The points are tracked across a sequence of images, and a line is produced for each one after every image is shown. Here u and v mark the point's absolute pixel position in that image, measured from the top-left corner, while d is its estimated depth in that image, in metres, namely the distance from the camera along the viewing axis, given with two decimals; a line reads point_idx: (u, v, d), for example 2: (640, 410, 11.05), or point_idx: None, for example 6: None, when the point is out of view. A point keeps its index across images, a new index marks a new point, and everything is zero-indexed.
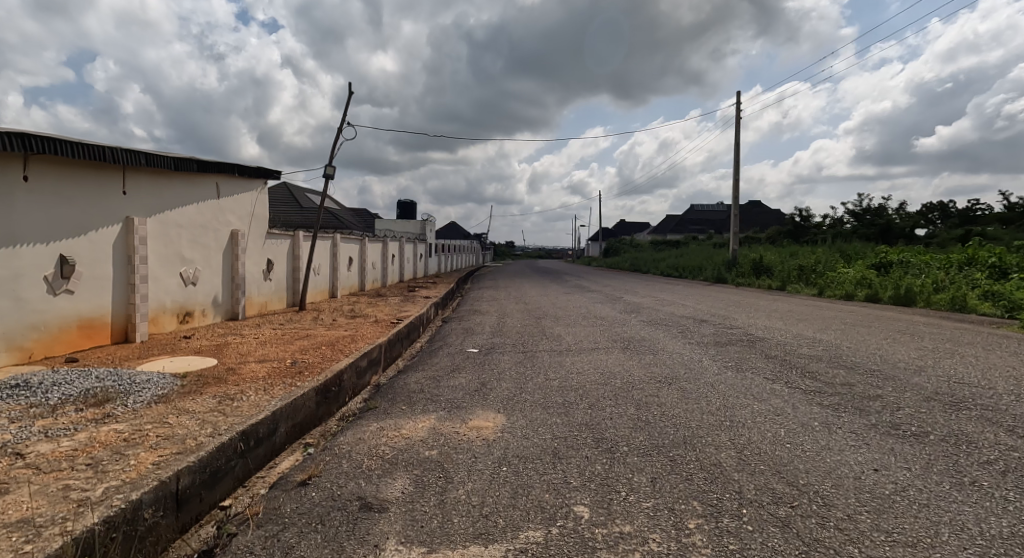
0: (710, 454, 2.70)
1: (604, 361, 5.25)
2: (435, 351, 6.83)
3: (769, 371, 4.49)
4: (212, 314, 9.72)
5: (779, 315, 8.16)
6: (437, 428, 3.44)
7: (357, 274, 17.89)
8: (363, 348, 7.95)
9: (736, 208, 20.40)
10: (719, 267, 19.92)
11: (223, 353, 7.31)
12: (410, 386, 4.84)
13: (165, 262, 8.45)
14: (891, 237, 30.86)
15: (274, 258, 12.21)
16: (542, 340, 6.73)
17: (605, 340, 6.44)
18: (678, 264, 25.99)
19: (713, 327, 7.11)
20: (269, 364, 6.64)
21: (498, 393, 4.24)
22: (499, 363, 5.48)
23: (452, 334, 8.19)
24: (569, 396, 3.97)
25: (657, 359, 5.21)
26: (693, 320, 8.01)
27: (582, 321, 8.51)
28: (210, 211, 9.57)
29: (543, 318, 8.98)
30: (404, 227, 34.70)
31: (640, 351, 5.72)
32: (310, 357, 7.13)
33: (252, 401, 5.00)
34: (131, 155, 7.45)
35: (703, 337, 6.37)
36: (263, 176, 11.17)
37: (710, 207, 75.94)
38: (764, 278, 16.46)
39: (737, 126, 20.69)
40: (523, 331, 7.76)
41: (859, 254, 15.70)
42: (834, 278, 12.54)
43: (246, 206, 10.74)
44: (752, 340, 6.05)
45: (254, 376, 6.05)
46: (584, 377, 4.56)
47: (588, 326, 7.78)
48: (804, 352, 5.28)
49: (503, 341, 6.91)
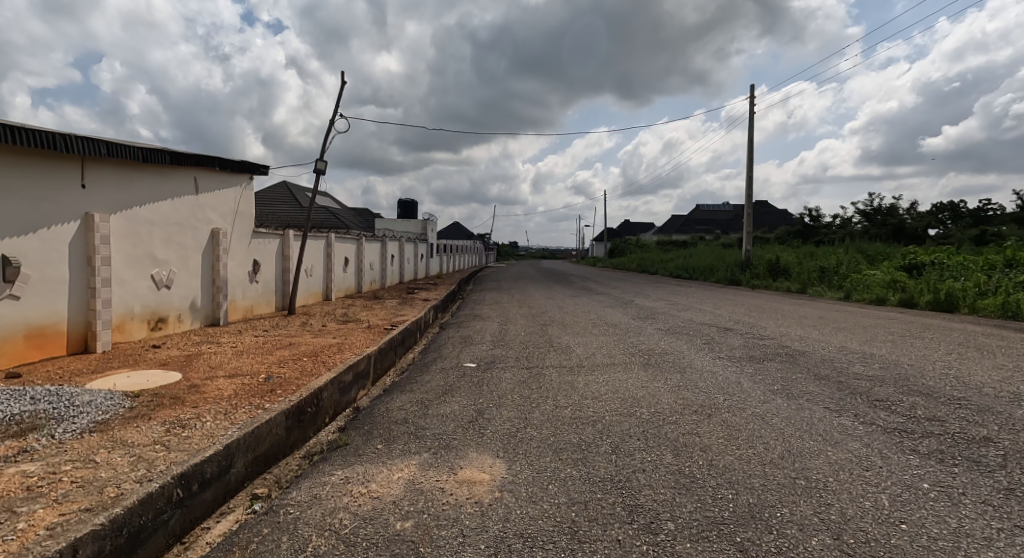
0: (794, 542, 1.90)
1: (623, 381, 4.45)
2: (428, 365, 6.04)
3: (830, 397, 3.68)
4: (190, 320, 8.98)
5: (812, 323, 7.33)
6: (417, 483, 2.65)
7: (353, 275, 17.11)
8: (350, 359, 7.17)
9: (750, 207, 19.56)
10: (732, 267, 19.06)
11: (191, 366, 6.54)
12: (392, 413, 4.05)
13: (134, 264, 7.71)
14: (905, 237, 29.95)
15: (261, 258, 11.45)
16: (549, 353, 5.94)
17: (622, 354, 5.63)
18: (686, 265, 25.17)
19: (742, 338, 6.30)
20: (240, 380, 5.86)
21: (497, 426, 3.45)
22: (500, 382, 4.70)
23: (448, 344, 7.40)
24: (586, 433, 3.17)
25: (686, 379, 4.41)
26: (716, 329, 7.20)
27: (592, 329, 7.71)
28: (186, 208, 8.82)
29: (550, 326, 8.19)
30: (405, 227, 33.97)
31: (663, 367, 4.92)
32: (288, 371, 6.35)
33: (205, 430, 4.22)
34: (91, 146, 6.72)
35: (734, 351, 5.57)
36: (247, 170, 10.42)
37: (716, 207, 74.97)
38: (782, 280, 15.61)
39: (751, 120, 19.82)
40: (528, 341, 6.97)
41: (882, 255, 14.84)
42: (861, 280, 11.69)
43: (229, 203, 9.99)
44: (792, 355, 5.24)
45: (219, 395, 5.27)
46: (602, 404, 3.77)
47: (600, 336, 6.97)
48: (859, 371, 4.47)
49: (505, 354, 6.11)
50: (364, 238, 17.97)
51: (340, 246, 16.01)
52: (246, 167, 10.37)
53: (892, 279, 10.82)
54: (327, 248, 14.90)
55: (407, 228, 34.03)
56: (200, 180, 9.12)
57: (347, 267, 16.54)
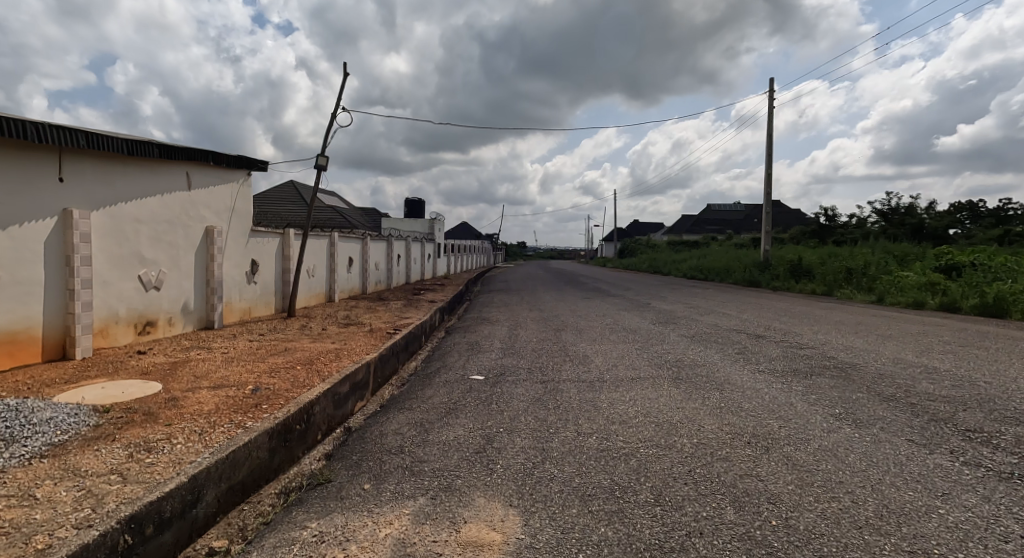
0: None
1: (653, 400, 3.85)
2: (431, 376, 5.47)
3: (909, 426, 3.06)
4: (181, 323, 8.47)
5: (852, 330, 6.69)
6: (409, 547, 2.07)
7: (357, 276, 16.61)
8: (348, 367, 6.61)
9: (768, 206, 18.92)
10: (750, 269, 18.43)
11: (175, 375, 6.00)
12: (386, 438, 3.49)
13: (118, 265, 7.21)
14: (926, 237, 29.05)
15: (260, 258, 10.93)
16: (565, 364, 5.35)
17: (647, 366, 5.04)
18: (701, 266, 24.46)
19: (779, 348, 5.71)
20: (224, 393, 5.30)
21: (509, 462, 2.87)
22: (511, 400, 4.13)
23: (454, 351, 6.82)
24: (619, 474, 2.59)
25: (727, 398, 3.81)
26: (748, 337, 6.58)
27: (610, 335, 7.11)
28: (177, 204, 8.32)
29: (563, 332, 7.60)
30: (412, 226, 33.51)
31: (697, 382, 4.34)
32: (278, 381, 5.80)
33: (173, 456, 3.67)
34: (69, 136, 6.21)
35: (773, 363, 4.98)
36: (244, 165, 9.90)
37: (727, 208, 74.05)
38: (805, 282, 14.97)
39: (771, 115, 19.13)
40: (541, 349, 6.39)
41: (912, 256, 14.14)
42: (893, 283, 11.05)
43: (224, 199, 9.48)
44: (844, 369, 4.62)
45: (198, 410, 4.71)
46: (634, 432, 3.19)
47: (620, 344, 6.37)
48: (929, 389, 3.87)
49: (517, 365, 5.52)
50: (370, 237, 17.45)
51: (344, 245, 15.49)
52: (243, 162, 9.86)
53: (928, 280, 10.17)
54: (330, 248, 14.39)
55: (415, 228, 33.55)
56: (192, 176, 8.62)
57: (351, 268, 16.03)
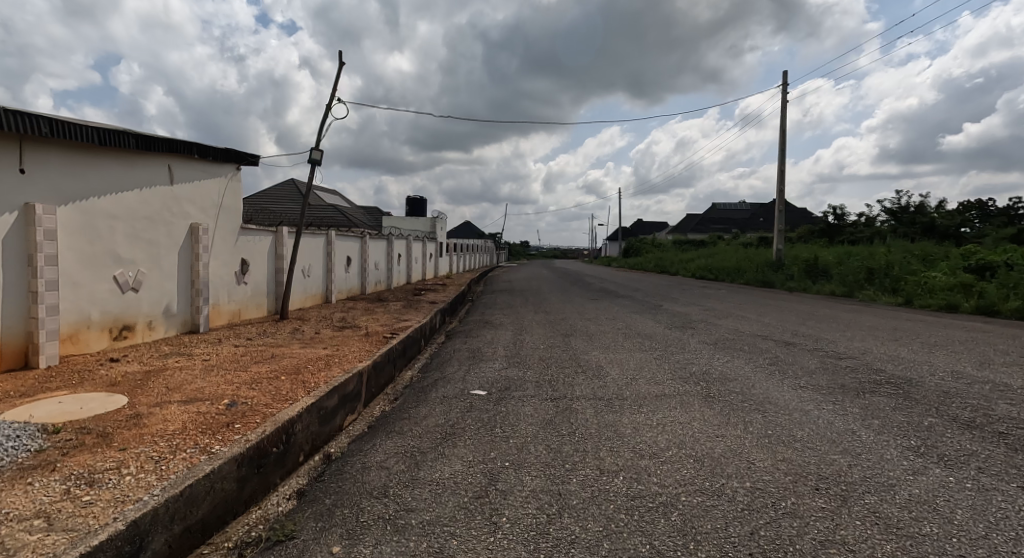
0: None
1: (685, 425, 3.28)
2: (427, 389, 4.91)
3: (1012, 465, 2.48)
4: (163, 327, 7.93)
5: (891, 337, 6.11)
6: None
7: (356, 276, 16.05)
8: (337, 377, 6.04)
9: (781, 204, 18.31)
10: (762, 269, 17.83)
11: (146, 387, 5.44)
12: (371, 473, 2.93)
13: (90, 265, 6.66)
14: (938, 236, 28.32)
15: (250, 257, 10.38)
16: (577, 377, 4.78)
17: (671, 380, 4.47)
18: (709, 265, 23.86)
19: (816, 358, 5.14)
20: (195, 408, 4.72)
21: (517, 515, 2.29)
22: (518, 423, 3.56)
23: (454, 359, 6.25)
24: (658, 538, 2.02)
25: (772, 424, 3.23)
26: (777, 345, 6.00)
27: (624, 342, 6.54)
28: (158, 199, 7.78)
29: (573, 339, 7.04)
30: (414, 225, 32.97)
31: (732, 401, 3.77)
32: (258, 394, 5.23)
33: (119, 492, 3.10)
34: (32, 123, 5.67)
35: (814, 377, 4.41)
36: (232, 159, 9.36)
37: (733, 206, 73.33)
38: (822, 282, 14.39)
39: (783, 110, 18.50)
40: (549, 358, 5.83)
41: (934, 255, 13.56)
42: (921, 284, 10.49)
43: (211, 195, 8.93)
44: (899, 385, 4.04)
45: (161, 431, 4.15)
46: (668, 472, 2.61)
47: (636, 354, 5.80)
48: (1011, 411, 3.30)
49: (522, 377, 4.96)
50: (369, 236, 16.91)
51: (341, 244, 14.92)
52: (231, 155, 9.32)
53: (959, 281, 9.64)
54: (326, 247, 13.84)
55: (417, 227, 33.03)
56: (176, 169, 8.09)
57: (349, 267, 15.48)
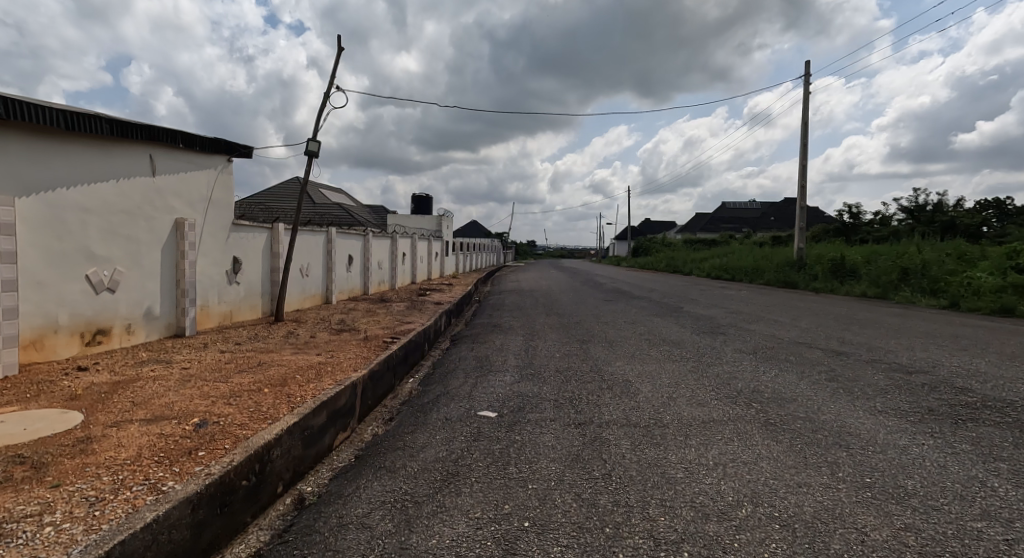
0: None
1: (754, 468, 2.58)
2: (427, 408, 4.23)
3: None
4: (143, 332, 7.28)
5: (957, 347, 5.39)
6: None
7: (358, 275, 15.41)
8: (327, 390, 5.37)
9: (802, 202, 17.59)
10: (783, 270, 17.10)
11: (109, 401, 4.77)
12: (349, 534, 2.25)
13: (57, 264, 6.03)
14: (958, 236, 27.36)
15: (244, 255, 9.74)
16: (604, 394, 4.11)
17: (717, 401, 3.78)
18: (724, 265, 23.09)
19: (880, 374, 4.44)
20: (157, 430, 4.05)
21: None
22: (537, 460, 2.89)
23: (459, 369, 5.57)
24: None
25: (868, 468, 2.52)
26: (828, 356, 5.29)
27: (650, 351, 5.84)
28: (138, 192, 7.15)
29: (592, 346, 6.34)
30: (419, 224, 32.40)
31: (801, 431, 3.08)
32: (235, 410, 4.57)
33: (28, 555, 2.42)
34: None
35: (888, 397, 3.72)
36: (222, 150, 8.74)
37: (743, 206, 72.35)
38: (850, 283, 13.66)
39: (804, 103, 17.77)
40: (568, 369, 5.14)
41: (970, 254, 12.83)
42: (967, 285, 9.78)
43: (198, 188, 8.30)
44: (1003, 410, 3.32)
45: (110, 459, 3.48)
46: (752, 549, 1.91)
47: (666, 365, 5.11)
48: None
49: (538, 394, 4.27)
50: (372, 234, 16.28)
51: (343, 243, 14.28)
52: (221, 145, 8.70)
53: (1011, 282, 8.93)
54: (326, 245, 13.21)
55: (423, 226, 32.46)
56: (159, 160, 7.47)
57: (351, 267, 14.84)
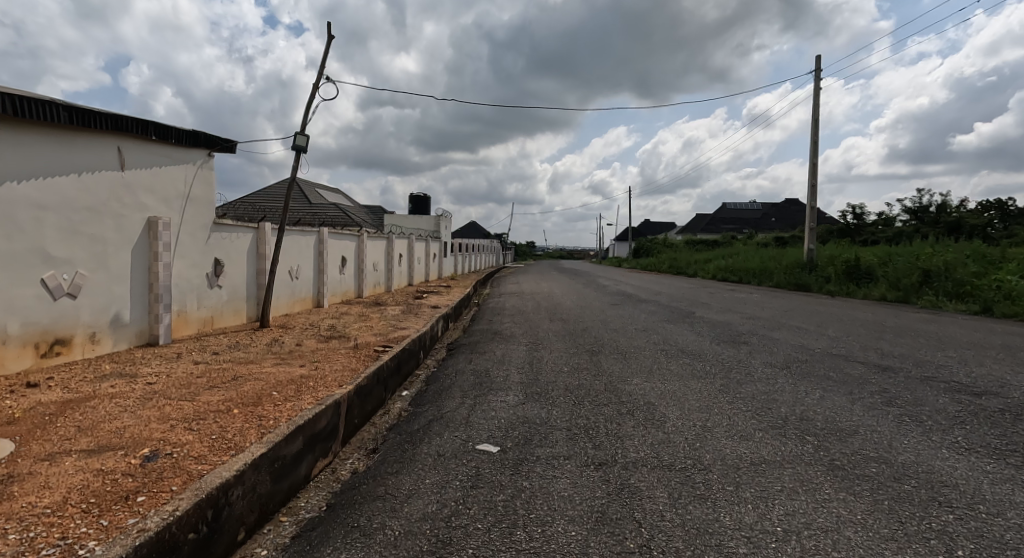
0: None
1: (839, 541, 1.98)
2: (419, 437, 3.62)
3: None
4: (110, 341, 6.66)
5: (1016, 362, 4.80)
6: None
7: (351, 277, 14.78)
8: (307, 409, 4.73)
9: (813, 201, 17.00)
10: (793, 272, 16.52)
11: (50, 425, 4.13)
12: None
13: (7, 267, 5.40)
14: (965, 236, 26.86)
15: (227, 256, 9.12)
16: (626, 422, 3.50)
17: (762, 433, 3.16)
18: (729, 267, 22.50)
19: (944, 396, 3.84)
20: (96, 464, 3.42)
21: None
22: (553, 521, 2.28)
23: (456, 386, 4.96)
24: None
25: (994, 542, 1.93)
26: (872, 373, 4.69)
27: (669, 365, 5.23)
28: (106, 188, 6.54)
29: (603, 358, 5.73)
30: (417, 224, 31.83)
31: (880, 479, 2.48)
32: (195, 437, 3.93)
33: None
34: None
35: (968, 429, 3.13)
36: (201, 143, 8.13)
37: (743, 207, 71.88)
38: (866, 286, 13.10)
39: (815, 100, 17.21)
40: (579, 387, 4.54)
41: (992, 255, 12.28)
42: (999, 289, 9.22)
43: (174, 184, 7.69)
44: None
45: (25, 508, 2.85)
46: None
47: (691, 383, 4.50)
48: None
49: (548, 420, 3.66)
50: (367, 235, 15.68)
51: (336, 243, 13.67)
52: (200, 138, 8.10)
53: None
54: (318, 246, 12.61)
55: (421, 226, 31.86)
56: (130, 152, 6.85)
57: (344, 268, 14.22)
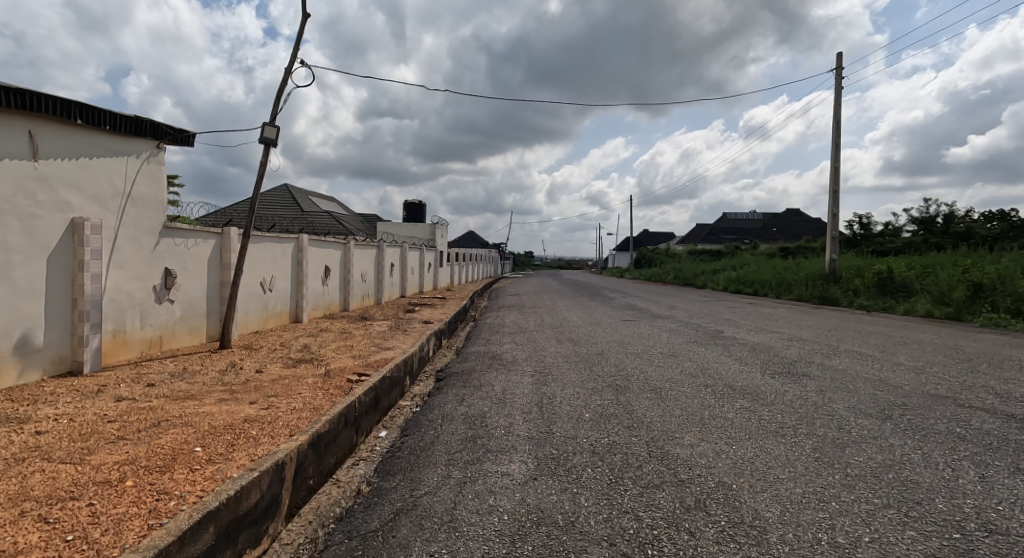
0: None
1: None
2: (378, 551, 2.31)
3: None
4: (12, 371, 5.34)
5: None
6: None
7: (336, 289, 13.47)
8: (233, 477, 3.40)
9: (837, 208, 15.80)
10: (815, 284, 15.30)
11: None
12: None
13: None
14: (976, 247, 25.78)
15: (182, 265, 7.81)
16: (706, 536, 2.20)
17: None
18: (742, 279, 21.22)
19: None
20: None
21: None
22: None
23: (443, 443, 3.66)
24: None
25: None
26: (1013, 429, 3.40)
27: (725, 413, 3.95)
28: (12, 182, 5.27)
29: (634, 399, 4.43)
30: (412, 232, 30.64)
31: None
32: (38, 540, 2.60)
33: None
34: None
35: None
36: (146, 133, 6.86)
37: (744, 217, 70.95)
38: (906, 300, 11.89)
39: (837, 100, 16.06)
40: (612, 452, 3.24)
41: None
42: None
43: (110, 180, 6.41)
44: None
45: None
46: None
47: (770, 448, 3.20)
48: None
49: (578, 524, 2.37)
50: (355, 243, 14.39)
51: (318, 251, 12.37)
52: (144, 126, 6.82)
53: None
54: (296, 254, 11.30)
55: (417, 235, 30.63)
56: (43, 138, 5.57)
57: (328, 279, 12.93)
